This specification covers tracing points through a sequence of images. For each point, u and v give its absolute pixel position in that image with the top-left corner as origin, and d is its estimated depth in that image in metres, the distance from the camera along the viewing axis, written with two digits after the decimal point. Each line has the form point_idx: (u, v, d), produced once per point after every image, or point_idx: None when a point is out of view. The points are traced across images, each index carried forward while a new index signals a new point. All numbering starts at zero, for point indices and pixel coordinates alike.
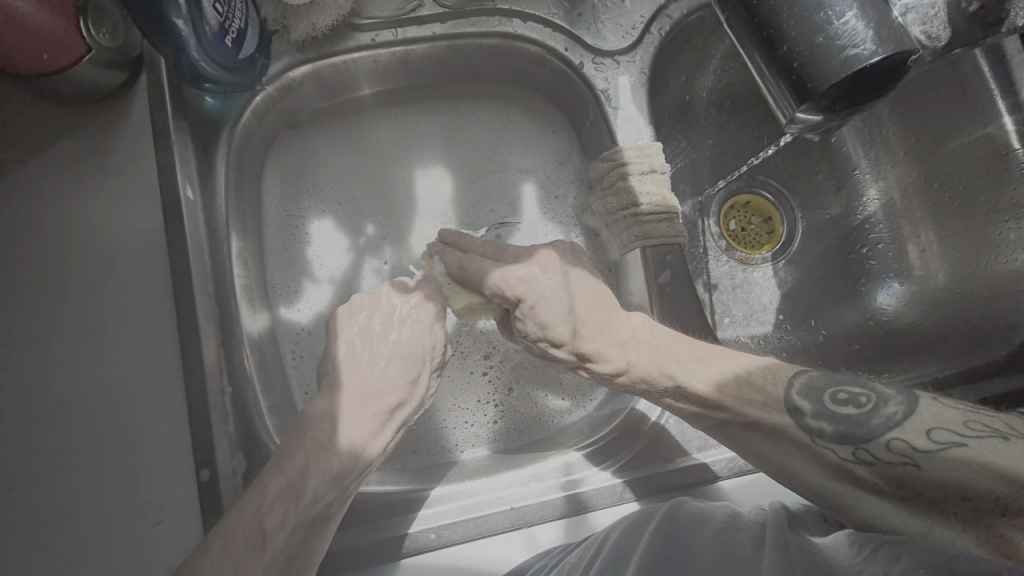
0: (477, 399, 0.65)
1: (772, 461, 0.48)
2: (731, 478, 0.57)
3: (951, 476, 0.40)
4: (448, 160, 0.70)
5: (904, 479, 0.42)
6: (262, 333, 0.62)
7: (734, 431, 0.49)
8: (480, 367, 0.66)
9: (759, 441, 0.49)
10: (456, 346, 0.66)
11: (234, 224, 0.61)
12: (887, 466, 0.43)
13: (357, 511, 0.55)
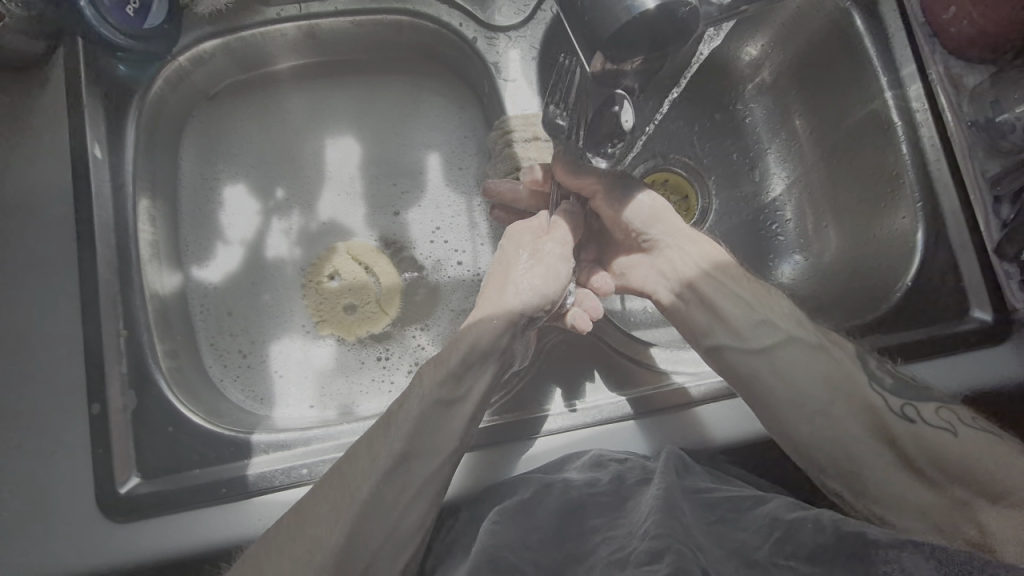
0: (371, 377, 0.69)
1: (808, 389, 0.52)
2: (614, 421, 0.60)
3: (982, 463, 0.47)
4: (358, 132, 0.75)
5: (921, 441, 0.49)
6: (167, 287, 0.66)
7: (790, 361, 0.54)
8: (375, 352, 0.70)
9: (799, 366, 0.53)
10: (350, 299, 0.71)
11: (143, 185, 0.65)
12: (924, 425, 0.50)
13: (237, 450, 0.58)
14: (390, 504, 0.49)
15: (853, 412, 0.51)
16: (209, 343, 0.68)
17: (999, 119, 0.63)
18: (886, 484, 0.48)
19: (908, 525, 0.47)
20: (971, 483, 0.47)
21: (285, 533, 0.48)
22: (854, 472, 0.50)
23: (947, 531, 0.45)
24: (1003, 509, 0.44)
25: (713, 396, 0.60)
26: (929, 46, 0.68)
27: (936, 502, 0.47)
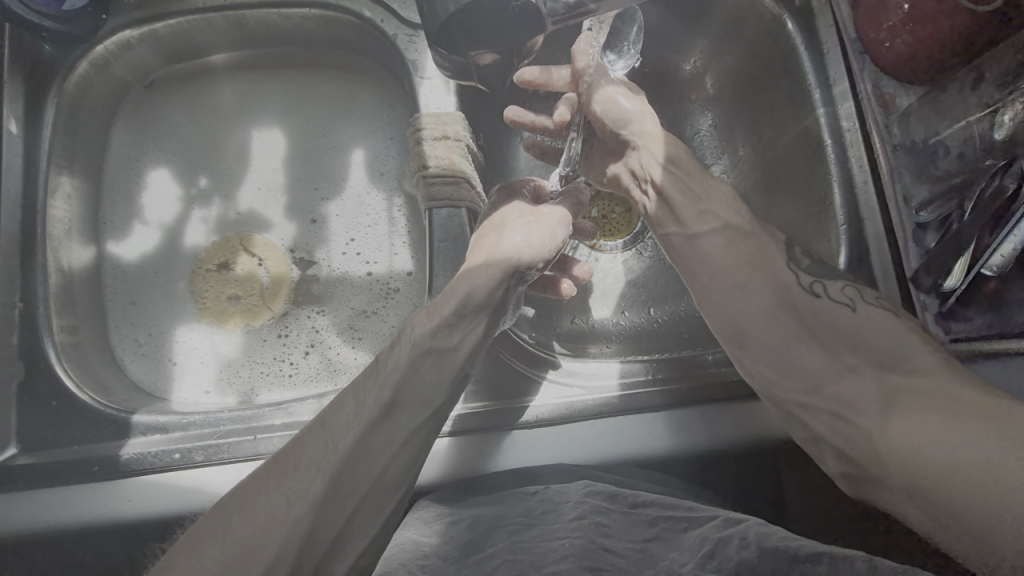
0: (271, 356, 0.71)
1: (723, 277, 0.56)
2: (524, 428, 0.60)
3: (874, 333, 0.51)
4: (286, 125, 0.77)
5: (824, 318, 0.53)
6: (82, 262, 0.68)
7: (716, 244, 0.56)
8: (274, 330, 0.72)
9: (709, 252, 0.56)
10: (240, 291, 0.73)
11: (63, 164, 0.66)
12: (827, 303, 0.53)
13: (119, 429, 0.59)
14: (367, 477, 0.45)
15: (769, 295, 0.54)
16: (115, 323, 0.70)
17: (928, 141, 0.59)
18: (798, 361, 0.53)
19: (820, 430, 0.51)
20: (871, 356, 0.50)
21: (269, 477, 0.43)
22: (766, 355, 0.54)
23: (835, 402, 0.50)
24: (892, 381, 0.49)
25: (597, 412, 0.60)
26: (859, 62, 0.65)
27: (836, 373, 0.51)
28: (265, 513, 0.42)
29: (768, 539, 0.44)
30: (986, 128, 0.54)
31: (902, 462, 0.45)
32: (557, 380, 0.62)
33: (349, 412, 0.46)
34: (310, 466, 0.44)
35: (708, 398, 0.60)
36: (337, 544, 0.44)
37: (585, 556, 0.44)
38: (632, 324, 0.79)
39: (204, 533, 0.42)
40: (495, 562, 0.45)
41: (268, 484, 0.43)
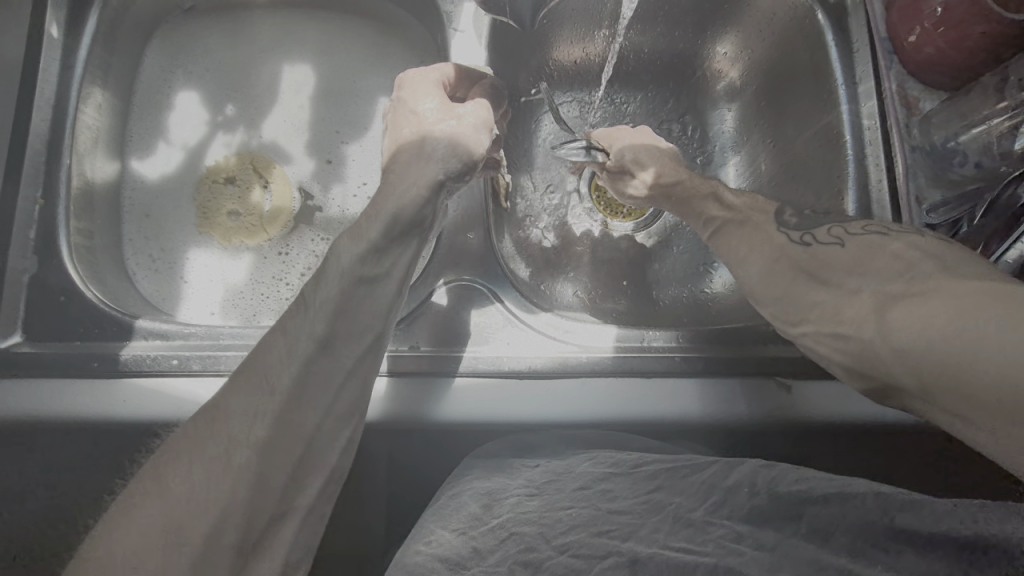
0: (271, 275, 0.73)
1: (738, 258, 0.61)
2: (490, 376, 0.59)
3: (871, 258, 0.53)
4: (317, 65, 0.78)
5: (818, 259, 0.55)
6: (105, 172, 0.69)
7: (732, 231, 0.63)
8: (275, 249, 0.74)
9: (733, 241, 0.62)
10: (240, 213, 0.75)
11: (97, 73, 0.67)
12: (820, 247, 0.56)
13: (123, 331, 0.60)
14: (340, 339, 0.48)
15: (771, 255, 0.58)
16: (129, 236, 0.71)
17: (947, 146, 0.61)
18: (805, 302, 0.55)
19: (830, 357, 0.52)
20: (872, 275, 0.51)
21: (190, 443, 0.43)
22: (773, 296, 0.57)
23: (833, 323, 0.51)
24: (890, 289, 0.49)
25: (589, 370, 0.60)
26: (887, 62, 0.65)
27: (840, 299, 0.52)
28: (202, 492, 0.41)
29: (778, 483, 0.50)
30: (1004, 139, 0.58)
31: (890, 347, 0.45)
32: (542, 334, 0.62)
33: (258, 371, 0.45)
34: (242, 433, 0.43)
35: (696, 370, 0.60)
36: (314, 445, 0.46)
37: (591, 523, 0.51)
38: (633, 302, 0.79)
39: (134, 516, 0.40)
40: (506, 532, 0.51)
41: (198, 460, 0.42)
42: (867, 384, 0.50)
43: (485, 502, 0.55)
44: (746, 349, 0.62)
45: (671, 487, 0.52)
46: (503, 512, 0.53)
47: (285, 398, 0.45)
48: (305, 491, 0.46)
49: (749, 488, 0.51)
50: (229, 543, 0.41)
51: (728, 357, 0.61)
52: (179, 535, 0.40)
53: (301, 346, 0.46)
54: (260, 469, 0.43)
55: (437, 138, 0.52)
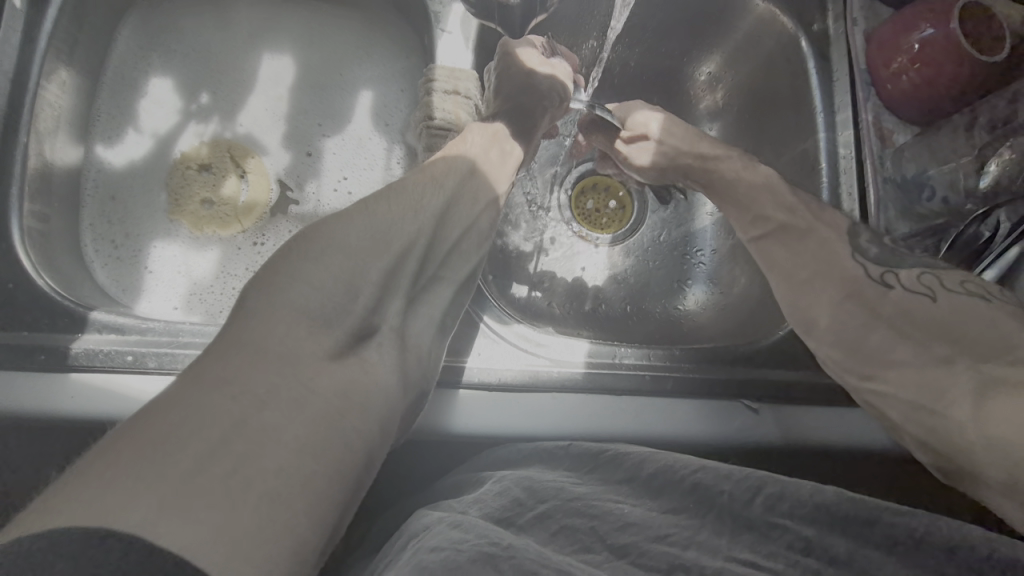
0: (243, 267, 0.71)
1: (800, 275, 0.60)
2: (463, 386, 0.59)
3: (957, 319, 0.53)
4: (298, 55, 0.76)
5: (905, 307, 0.55)
6: (66, 156, 0.66)
7: (783, 245, 0.62)
8: (248, 238, 0.72)
9: (787, 258, 0.61)
10: (218, 195, 0.72)
11: (62, 49, 0.64)
12: (902, 292, 0.55)
13: (76, 326, 0.57)
14: (357, 273, 0.44)
15: (841, 292, 0.58)
16: (91, 223, 0.68)
17: (916, 179, 0.62)
18: (872, 348, 0.55)
19: (896, 417, 0.54)
20: (960, 342, 0.52)
21: (226, 357, 0.37)
22: (841, 337, 0.57)
23: (915, 391, 0.52)
24: (986, 369, 0.50)
25: (561, 385, 0.60)
26: (864, 94, 0.67)
27: (920, 360, 0.53)
28: (241, 395, 0.35)
29: (796, 490, 0.46)
30: (971, 175, 0.58)
31: (982, 434, 0.48)
32: (513, 345, 0.62)
33: (287, 294, 0.41)
34: (282, 344, 0.38)
35: (667, 390, 0.61)
36: (358, 389, 0.40)
37: (648, 526, 0.44)
38: (607, 315, 0.80)
39: (155, 429, 0.33)
40: (555, 523, 0.45)
41: (235, 370, 0.36)
42: (933, 457, 0.53)
43: (528, 484, 0.50)
44: (715, 368, 0.63)
45: (708, 488, 0.47)
46: (548, 495, 0.48)
47: (316, 316, 0.41)
48: (360, 416, 0.39)
49: (778, 497, 0.46)
50: (279, 454, 0.34)
51: (698, 378, 0.62)
52: (231, 447, 0.33)
53: (328, 269, 0.43)
54: (299, 377, 0.37)
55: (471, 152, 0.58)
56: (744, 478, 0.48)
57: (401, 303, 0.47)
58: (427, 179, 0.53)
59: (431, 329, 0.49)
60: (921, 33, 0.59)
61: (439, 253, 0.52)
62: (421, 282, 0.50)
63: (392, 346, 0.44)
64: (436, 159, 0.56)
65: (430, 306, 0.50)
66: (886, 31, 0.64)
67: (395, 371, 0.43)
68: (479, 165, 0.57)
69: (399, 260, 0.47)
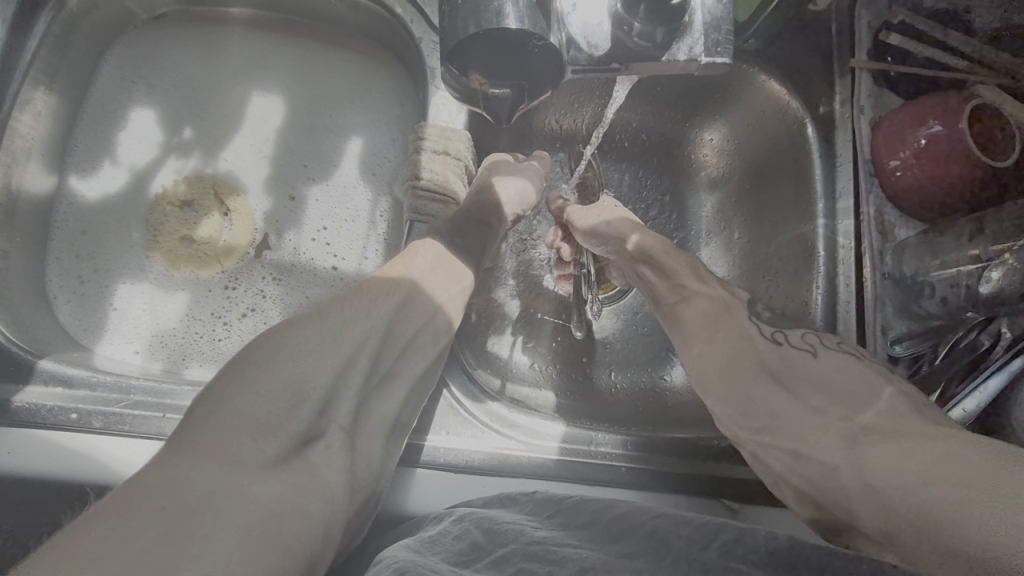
0: (209, 313, 0.68)
1: (689, 336, 0.58)
2: (426, 467, 0.56)
3: (839, 379, 0.50)
4: (289, 96, 0.74)
5: (785, 362, 0.53)
6: (36, 186, 0.63)
7: (696, 309, 0.59)
8: (223, 280, 0.69)
9: (686, 314, 0.59)
10: (196, 206, 0.70)
11: (42, 79, 0.61)
12: (790, 350, 0.54)
13: (22, 375, 0.54)
14: (300, 377, 0.41)
15: (736, 349, 0.55)
16: (57, 256, 0.66)
17: (916, 279, 0.58)
18: (762, 403, 0.52)
19: (782, 471, 0.49)
20: (834, 395, 0.49)
21: (161, 469, 0.34)
22: (728, 395, 0.53)
23: (795, 442, 0.48)
24: (860, 420, 0.46)
25: (530, 471, 0.57)
26: (867, 184, 0.62)
27: (801, 414, 0.49)
28: (174, 504, 0.32)
29: (752, 537, 0.43)
30: (971, 281, 0.54)
31: (863, 484, 0.43)
32: (481, 427, 0.58)
33: (230, 403, 0.38)
34: (223, 451, 0.36)
35: (643, 484, 0.58)
36: (298, 490, 0.37)
37: (590, 565, 0.40)
38: (592, 386, 0.72)
39: (78, 550, 0.29)
40: (511, 566, 0.40)
41: (170, 480, 0.34)
42: (814, 512, 0.48)
43: (489, 526, 0.46)
44: (690, 461, 0.60)
45: (666, 532, 0.44)
46: (507, 540, 0.44)
47: (259, 422, 0.38)
48: (300, 524, 0.36)
49: (734, 543, 0.43)
50: (210, 562, 0.30)
51: (671, 470, 0.59)
52: (155, 559, 0.29)
53: (276, 375, 0.40)
54: (238, 483, 0.35)
55: (421, 266, 0.53)
56: (702, 524, 0.45)
57: (353, 403, 0.44)
58: (378, 287, 0.49)
59: (384, 432, 0.46)
60: (929, 129, 0.56)
61: (396, 345, 0.48)
62: (373, 383, 0.46)
63: (341, 449, 0.41)
64: (381, 273, 0.51)
65: (384, 405, 0.47)
66: (893, 121, 0.60)
67: (340, 475, 0.40)
68: (422, 284, 0.52)
69: (351, 360, 0.44)
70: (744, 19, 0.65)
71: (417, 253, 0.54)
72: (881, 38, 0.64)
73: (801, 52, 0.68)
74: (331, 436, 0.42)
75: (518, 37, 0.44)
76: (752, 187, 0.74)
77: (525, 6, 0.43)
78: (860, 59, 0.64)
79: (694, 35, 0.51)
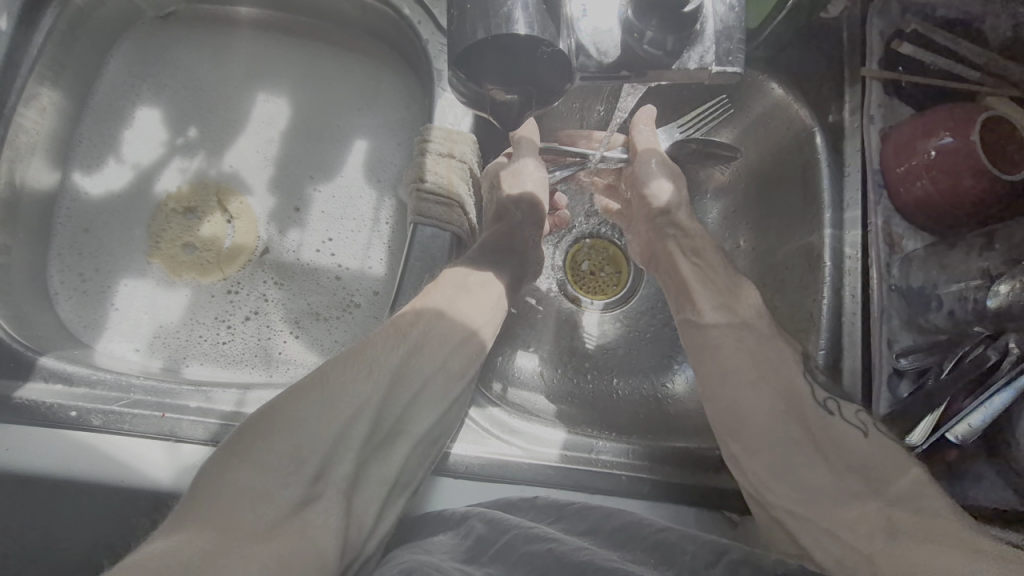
0: (212, 316, 0.67)
1: (711, 346, 0.58)
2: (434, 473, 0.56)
3: (880, 466, 0.51)
4: (294, 96, 0.74)
5: (831, 432, 0.54)
6: (40, 182, 0.63)
7: (752, 340, 0.58)
8: (224, 287, 0.68)
9: (710, 330, 0.59)
10: (196, 211, 0.70)
11: (48, 75, 0.61)
12: (839, 421, 0.54)
13: (24, 372, 0.54)
14: (299, 441, 0.42)
15: (784, 403, 0.55)
16: (58, 253, 0.65)
17: (924, 290, 0.57)
18: (798, 471, 0.52)
19: (808, 544, 0.49)
20: (870, 483, 0.50)
21: (169, 535, 0.37)
22: (764, 449, 0.54)
23: (830, 519, 0.49)
24: (894, 513, 0.47)
25: (530, 478, 0.57)
26: (876, 195, 0.61)
27: (837, 494, 0.50)
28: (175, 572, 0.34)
29: (759, 558, 0.42)
30: (978, 295, 0.54)
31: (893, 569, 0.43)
32: (483, 433, 0.58)
33: (233, 475, 0.40)
34: (222, 519, 0.38)
35: (644, 493, 0.58)
36: (290, 554, 0.37)
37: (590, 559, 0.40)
38: (592, 391, 0.72)
39: None
40: (516, 553, 0.41)
41: (170, 545, 0.35)
42: None
43: (492, 518, 0.46)
44: (691, 474, 0.60)
45: (672, 547, 0.44)
46: (509, 528, 0.44)
47: (257, 488, 0.40)
48: None
49: (742, 564, 0.41)
50: None
51: (671, 480, 0.59)
52: None
53: (275, 442, 0.42)
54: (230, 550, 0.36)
55: (438, 296, 0.54)
56: (710, 543, 0.44)
57: (352, 465, 0.43)
58: (389, 337, 0.50)
59: (382, 494, 0.45)
60: (939, 141, 0.55)
61: (397, 403, 0.48)
62: (376, 441, 0.46)
63: (339, 508, 0.41)
64: (401, 315, 0.53)
65: (385, 464, 0.46)
66: (903, 132, 0.59)
67: (336, 537, 0.40)
68: (446, 313, 0.54)
69: (347, 423, 0.44)
70: (754, 26, 0.66)
71: (448, 277, 0.57)
72: (891, 47, 0.63)
73: (809, 61, 0.67)
74: (330, 494, 0.42)
75: (526, 42, 0.43)
76: (759, 192, 0.73)
77: (535, 12, 0.42)
78: (871, 67, 0.63)
79: (705, 44, 0.50)
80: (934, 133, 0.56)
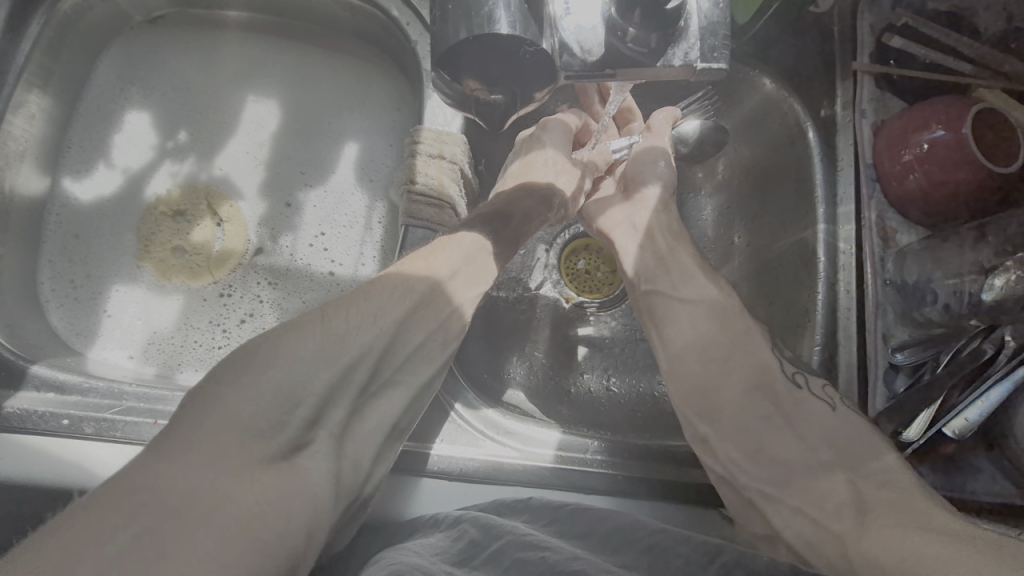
0: (207, 320, 0.67)
1: (679, 329, 0.58)
2: (432, 477, 0.56)
3: (846, 439, 0.51)
4: (284, 99, 0.73)
5: (798, 407, 0.54)
6: (29, 189, 0.63)
7: (712, 322, 0.58)
8: (216, 289, 0.68)
9: (677, 315, 0.59)
10: (186, 214, 0.69)
11: (35, 81, 0.61)
12: (808, 395, 0.54)
13: (16, 381, 0.54)
14: (300, 383, 0.40)
15: (751, 378, 0.55)
16: (48, 259, 0.65)
17: (918, 284, 0.56)
18: (767, 448, 0.53)
19: (779, 526, 0.50)
20: (841, 458, 0.50)
21: (148, 468, 0.33)
22: (729, 426, 0.54)
23: (802, 499, 0.49)
24: (863, 488, 0.47)
25: (525, 480, 0.57)
26: (869, 188, 0.61)
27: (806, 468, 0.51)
28: (157, 504, 0.32)
29: (750, 558, 0.42)
30: (973, 288, 0.53)
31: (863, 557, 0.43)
32: (477, 435, 0.58)
33: (222, 404, 0.36)
34: (210, 454, 0.35)
35: (640, 493, 0.57)
36: (282, 493, 0.36)
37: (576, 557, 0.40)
38: (587, 391, 0.71)
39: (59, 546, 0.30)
40: (509, 558, 0.41)
41: (155, 479, 0.33)
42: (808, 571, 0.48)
43: (486, 523, 0.46)
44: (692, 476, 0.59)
45: (665, 548, 0.44)
46: (503, 533, 0.44)
47: (254, 422, 0.37)
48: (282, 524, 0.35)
49: (733, 565, 0.41)
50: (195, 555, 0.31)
51: (668, 479, 0.58)
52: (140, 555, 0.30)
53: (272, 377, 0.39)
54: (223, 486, 0.34)
55: (441, 266, 0.53)
56: (702, 543, 0.44)
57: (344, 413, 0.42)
58: (393, 289, 0.48)
59: (374, 445, 0.44)
60: (931, 134, 0.54)
61: (393, 361, 0.47)
62: (367, 393, 0.45)
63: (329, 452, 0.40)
64: (401, 271, 0.50)
65: (375, 413, 0.45)
66: (894, 125, 0.58)
67: (328, 478, 0.39)
68: (442, 284, 0.51)
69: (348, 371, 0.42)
70: (744, 21, 0.66)
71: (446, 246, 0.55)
72: (883, 40, 0.63)
73: (800, 55, 0.67)
74: (320, 440, 0.40)
75: (509, 42, 0.44)
76: (753, 187, 0.73)
77: (517, 12, 0.43)
78: (862, 61, 0.63)
79: (690, 41, 0.49)
80: (926, 126, 0.55)
